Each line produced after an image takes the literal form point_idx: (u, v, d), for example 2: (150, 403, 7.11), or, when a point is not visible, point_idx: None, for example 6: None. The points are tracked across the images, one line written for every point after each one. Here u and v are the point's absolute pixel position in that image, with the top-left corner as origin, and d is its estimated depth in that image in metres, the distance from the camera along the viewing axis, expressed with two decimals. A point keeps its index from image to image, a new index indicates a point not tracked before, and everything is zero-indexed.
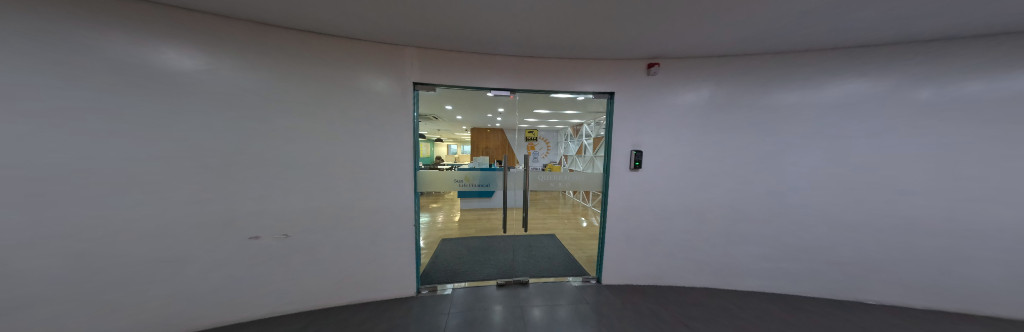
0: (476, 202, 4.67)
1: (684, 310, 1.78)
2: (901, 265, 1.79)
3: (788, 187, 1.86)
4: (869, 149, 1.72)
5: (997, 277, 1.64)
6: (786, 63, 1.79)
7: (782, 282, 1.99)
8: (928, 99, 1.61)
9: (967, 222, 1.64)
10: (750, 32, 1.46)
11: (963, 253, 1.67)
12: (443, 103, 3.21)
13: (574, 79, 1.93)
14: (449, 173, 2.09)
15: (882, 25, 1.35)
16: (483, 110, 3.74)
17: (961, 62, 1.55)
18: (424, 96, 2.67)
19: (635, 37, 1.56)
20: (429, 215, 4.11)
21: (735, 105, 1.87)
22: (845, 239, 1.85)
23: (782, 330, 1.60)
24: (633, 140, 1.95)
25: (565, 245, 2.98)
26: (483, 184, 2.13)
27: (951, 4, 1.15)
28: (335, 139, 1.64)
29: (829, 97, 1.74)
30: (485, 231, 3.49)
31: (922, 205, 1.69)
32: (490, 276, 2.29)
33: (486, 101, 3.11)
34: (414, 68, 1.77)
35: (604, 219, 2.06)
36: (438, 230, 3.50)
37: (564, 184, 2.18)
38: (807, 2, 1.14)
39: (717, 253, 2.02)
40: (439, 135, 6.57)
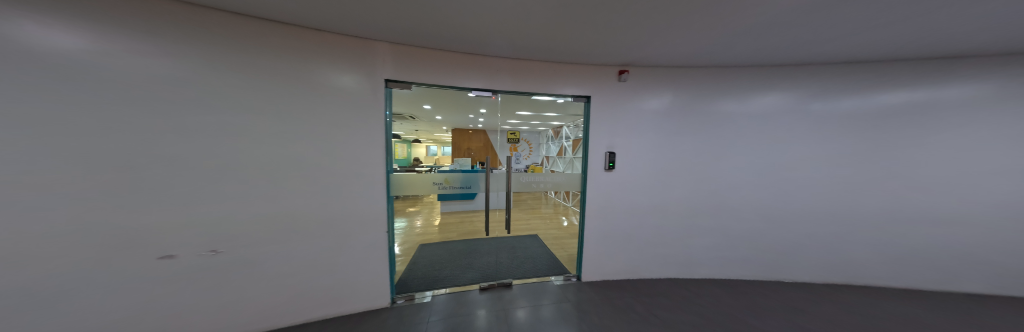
0: (457, 204, 4.55)
1: (655, 300, 1.93)
2: (820, 248, 2.15)
3: (738, 184, 2.12)
4: (798, 151, 2.04)
5: (880, 253, 2.07)
6: (734, 75, 2.04)
7: (735, 269, 2.25)
8: (834, 110, 1.97)
9: (862, 210, 2.03)
10: (703, 46, 1.65)
11: (860, 236, 2.07)
12: (422, 102, 3.07)
13: (555, 83, 1.99)
14: (428, 175, 1.99)
15: (800, 46, 1.63)
16: (463, 110, 3.67)
17: (853, 81, 1.93)
18: (402, 95, 2.54)
19: (608, 45, 1.66)
20: (406, 220, 3.90)
21: (695, 111, 2.07)
22: (781, 228, 2.16)
23: (733, 311, 1.82)
24: (608, 142, 2.06)
25: (547, 245, 3.03)
26: (464, 186, 2.08)
27: (844, 33, 1.44)
28: (295, 138, 1.49)
29: (767, 105, 2.03)
30: (466, 234, 3.41)
31: (832, 198, 2.05)
32: (473, 280, 2.24)
33: (468, 102, 3.05)
34: (387, 64, 1.68)
35: (583, 218, 2.14)
36: (416, 235, 3.33)
37: (547, 185, 2.23)
38: (745, 23, 1.34)
39: (681, 244, 2.22)
40: (416, 135, 6.26)
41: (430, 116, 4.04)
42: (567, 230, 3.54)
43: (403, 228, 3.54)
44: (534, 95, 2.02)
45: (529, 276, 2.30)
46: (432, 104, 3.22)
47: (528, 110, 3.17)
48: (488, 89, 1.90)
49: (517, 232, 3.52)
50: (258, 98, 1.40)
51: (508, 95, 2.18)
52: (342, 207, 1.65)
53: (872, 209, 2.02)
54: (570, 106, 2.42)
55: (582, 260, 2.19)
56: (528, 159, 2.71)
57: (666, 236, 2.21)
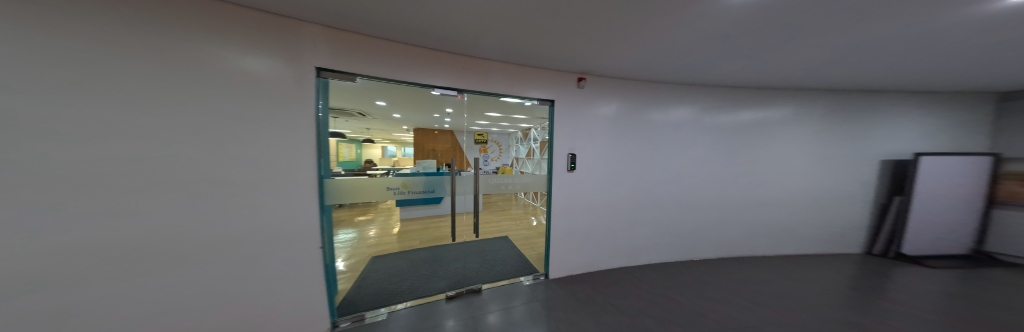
0: (420, 210, 4.23)
1: (611, 289, 2.14)
2: (725, 230, 2.74)
3: (671, 181, 2.53)
4: (709, 154, 2.56)
5: (757, 230, 2.77)
6: (665, 89, 2.44)
7: (670, 253, 2.68)
8: (728, 123, 2.57)
9: (746, 198, 2.70)
10: (640, 62, 1.93)
11: (747, 218, 2.75)
12: (376, 98, 2.76)
13: (522, 86, 2.05)
14: (382, 179, 1.83)
15: (707, 68, 2.04)
16: (426, 109, 3.44)
17: (738, 101, 2.56)
18: (354, 87, 2.24)
19: (567, 53, 1.79)
20: (356, 230, 3.42)
21: (639, 118, 2.40)
22: (701, 216, 2.66)
23: (669, 288, 2.16)
24: (570, 144, 2.21)
25: (517, 245, 3.05)
26: (427, 191, 1.99)
27: (734, 59, 1.86)
28: (174, 138, 1.16)
29: (689, 115, 2.49)
30: (431, 241, 3.19)
31: (730, 190, 2.65)
32: (439, 289, 2.11)
33: (432, 100, 2.88)
34: (322, 50, 1.46)
35: (549, 217, 2.24)
36: (367, 247, 2.95)
37: (515, 186, 2.28)
38: (668, 45, 1.63)
39: (629, 234, 2.53)
40: (370, 135, 5.61)
41: (387, 113, 3.68)
42: (536, 229, 3.60)
43: (353, 239, 3.10)
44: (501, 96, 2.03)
45: (498, 278, 2.28)
46: (389, 101, 2.94)
47: (495, 112, 3.16)
48: (453, 88, 1.84)
49: (486, 235, 3.45)
50: (100, 81, 1.03)
51: (476, 95, 2.14)
52: (269, 218, 1.38)
53: (752, 196, 2.71)
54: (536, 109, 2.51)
55: (550, 257, 2.28)
56: (496, 161, 2.70)
57: (618, 228, 2.48)
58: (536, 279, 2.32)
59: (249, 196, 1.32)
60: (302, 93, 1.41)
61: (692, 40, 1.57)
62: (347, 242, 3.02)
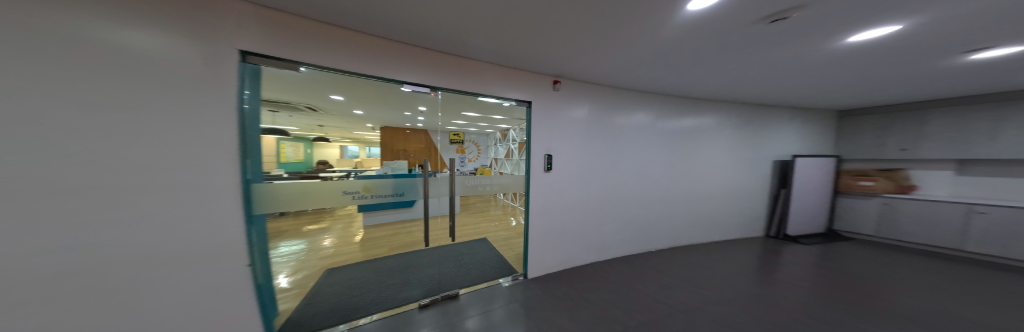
0: (389, 214, 3.96)
1: (586, 284, 2.25)
2: (678, 222, 3.09)
3: (636, 179, 2.76)
4: (665, 154, 2.86)
5: (699, 220, 3.21)
6: (629, 95, 2.66)
7: (636, 246, 2.91)
8: (680, 127, 2.92)
9: (692, 193, 3.10)
10: (607, 69, 2.07)
11: (694, 210, 3.15)
12: (328, 91, 2.49)
13: (498, 87, 2.05)
14: (338, 183, 1.70)
15: (666, 78, 2.27)
16: (397, 106, 3.25)
17: (684, 108, 2.93)
18: (314, 79, 2.00)
19: (543, 56, 1.84)
20: (308, 241, 3.05)
21: (609, 121, 2.57)
22: (660, 210, 2.96)
23: (635, 278, 2.35)
24: (547, 146, 2.27)
25: (497, 247, 3.03)
26: (396, 194, 1.93)
27: (686, 72, 2.11)
28: (37, 132, 0.90)
29: (646, 119, 2.76)
30: (402, 248, 3.00)
31: (681, 186, 3.02)
32: (412, 297, 2.00)
33: (406, 98, 2.72)
34: (252, 33, 1.27)
35: (528, 217, 2.26)
36: (320, 259, 2.64)
37: (495, 187, 2.27)
38: (632, 55, 1.78)
39: (600, 230, 2.68)
40: (329, 134, 5.07)
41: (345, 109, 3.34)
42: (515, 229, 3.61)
43: (309, 250, 2.79)
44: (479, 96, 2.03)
45: (478, 281, 2.24)
46: (347, 96, 2.69)
47: (474, 112, 3.11)
48: (425, 85, 1.78)
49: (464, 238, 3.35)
50: None
51: (450, 93, 2.09)
52: (175, 230, 1.14)
53: (697, 191, 3.12)
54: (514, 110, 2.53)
55: (529, 257, 2.32)
56: (475, 162, 2.66)
57: (590, 225, 2.61)
58: (515, 280, 2.33)
59: (146, 204, 1.09)
60: (217, 82, 1.19)
61: (656, 52, 1.73)
62: (301, 253, 2.71)
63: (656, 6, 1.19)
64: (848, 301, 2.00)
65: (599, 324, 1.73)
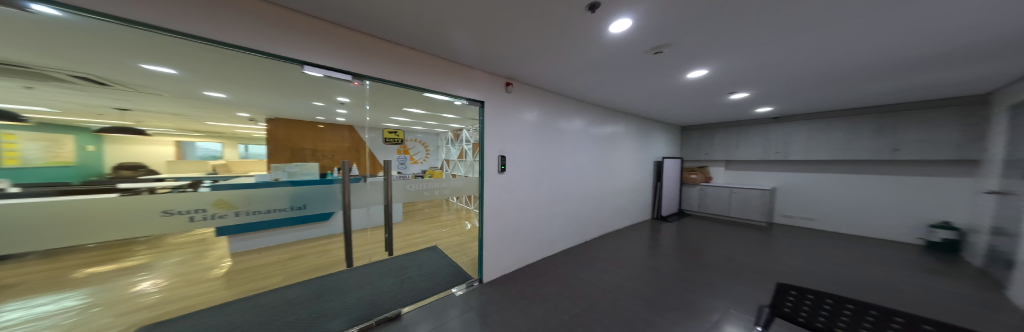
0: (279, 235, 3.06)
1: (537, 278, 2.42)
2: (604, 213, 3.74)
3: (574, 177, 3.15)
4: (594, 156, 3.42)
5: (616, 210, 3.96)
6: (568, 103, 3.04)
7: (576, 237, 3.33)
8: (604, 133, 3.57)
9: (612, 188, 3.80)
10: (552, 76, 2.30)
11: (613, 202, 3.88)
12: (158, 58, 1.64)
13: (445, 85, 1.98)
14: (180, 197, 1.25)
15: (595, 90, 2.73)
16: (308, 93, 2.59)
17: (606, 118, 3.58)
18: (156, 41, 1.35)
19: (495, 57, 1.89)
20: (98, 288, 1.95)
21: (554, 125, 2.85)
22: (592, 203, 3.49)
23: (577, 266, 2.70)
24: (500, 147, 2.31)
25: (449, 254, 2.83)
26: (297, 206, 1.70)
27: (609, 87, 2.60)
28: None
29: (582, 125, 3.23)
30: (315, 270, 2.43)
31: (606, 182, 3.66)
32: (341, 328, 1.66)
33: (322, 83, 2.14)
34: None
35: (482, 219, 2.25)
36: (120, 312, 1.72)
37: (447, 193, 2.24)
38: (572, 67, 2.06)
39: (548, 226, 2.91)
40: None
41: (197, 89, 2.30)
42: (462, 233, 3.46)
43: (96, 305, 1.77)
44: (424, 92, 1.96)
45: (426, 294, 2.06)
46: (178, 69, 1.82)
47: (420, 109, 2.70)
48: (346, 71, 1.53)
49: (407, 250, 2.99)
50: None
51: (388, 86, 1.86)
52: None
53: (615, 185, 3.86)
54: (466, 111, 2.38)
55: (484, 260, 2.31)
56: (422, 165, 2.38)
57: (539, 221, 2.80)
58: (470, 286, 2.28)
59: None
60: None
61: (592, 67, 2.06)
62: (61, 316, 1.64)
63: (587, 25, 1.38)
64: (700, 257, 2.92)
65: (548, 315, 1.85)
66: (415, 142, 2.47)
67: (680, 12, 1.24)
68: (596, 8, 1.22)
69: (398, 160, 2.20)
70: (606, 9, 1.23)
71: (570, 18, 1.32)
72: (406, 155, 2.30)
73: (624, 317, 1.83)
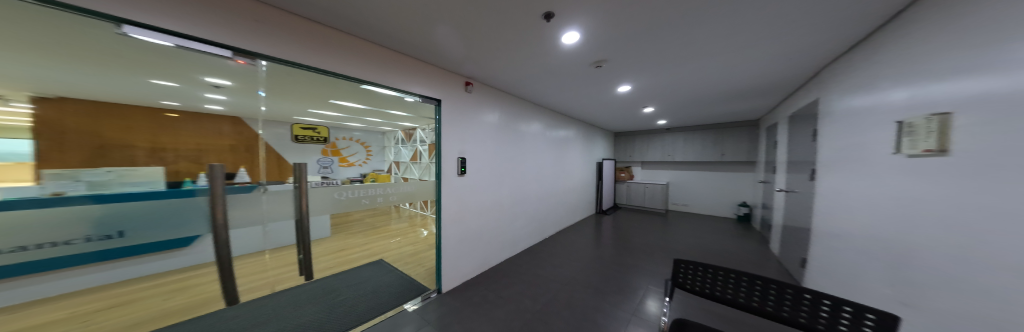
0: (91, 274, 1.95)
1: (500, 280, 2.49)
2: (559, 211, 4.13)
3: (532, 178, 3.36)
4: (549, 159, 3.74)
5: (568, 207, 4.43)
6: (527, 108, 3.24)
7: (536, 235, 3.57)
8: (558, 138, 3.97)
9: (564, 187, 4.24)
10: (508, 79, 2.42)
11: (566, 200, 4.33)
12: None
13: (387, 78, 1.79)
14: None
15: (546, 96, 3.04)
16: (154, 68, 1.80)
17: (559, 125, 3.99)
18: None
19: (453, 55, 1.88)
20: None
21: (514, 129, 3.00)
22: (548, 202, 3.81)
23: (535, 262, 2.92)
24: (460, 149, 2.28)
25: (399, 267, 2.67)
26: (102, 235, 1.26)
27: (558, 94, 2.94)
28: None
29: (540, 128, 3.53)
30: (169, 316, 1.74)
31: (559, 182, 4.05)
32: None
33: (176, 57, 1.52)
34: None
35: (439, 224, 2.17)
36: None
37: (387, 200, 2.00)
38: (525, 73, 2.24)
39: (511, 226, 3.05)
40: None
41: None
42: (413, 242, 3.29)
43: None
44: (361, 84, 1.73)
45: (369, 316, 1.83)
46: None
47: (355, 103, 2.23)
48: (216, 43, 1.12)
49: (341, 268, 2.59)
50: None
51: (308, 72, 1.52)
52: None
53: (567, 184, 4.31)
54: (423, 109, 2.22)
55: (441, 268, 2.22)
56: (359, 168, 2.24)
57: (501, 222, 2.89)
58: (427, 298, 2.15)
59: None
60: None
61: (544, 76, 2.29)
62: None
63: (542, 33, 1.50)
64: (629, 241, 3.63)
65: (512, 315, 1.91)
66: (347, 144, 2.21)
67: (606, 39, 1.57)
68: (550, 18, 1.34)
69: (320, 161, 1.87)
70: (559, 20, 1.36)
71: (527, 24, 1.41)
72: (337, 156, 2.05)
73: (577, 306, 2.04)
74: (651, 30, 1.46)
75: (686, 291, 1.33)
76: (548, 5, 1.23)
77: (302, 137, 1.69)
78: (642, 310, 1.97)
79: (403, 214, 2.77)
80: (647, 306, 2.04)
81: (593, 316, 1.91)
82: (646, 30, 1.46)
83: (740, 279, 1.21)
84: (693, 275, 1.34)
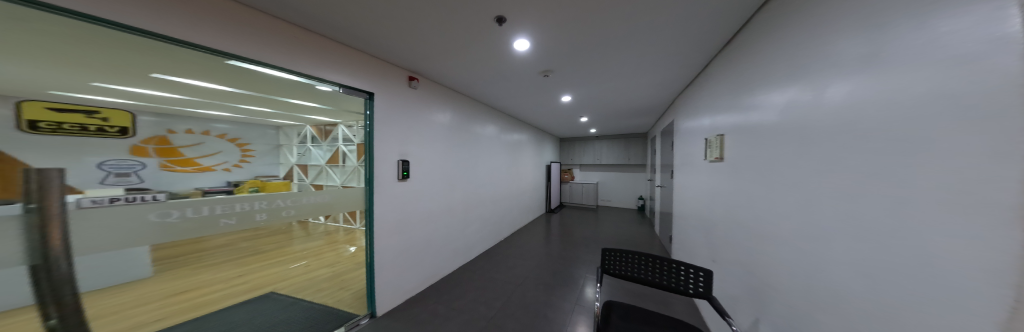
0: None
1: (449, 290, 2.33)
2: (513, 213, 4.22)
3: (484, 181, 3.32)
4: (502, 162, 3.79)
5: (522, 209, 4.58)
6: (479, 110, 3.21)
7: (491, 239, 3.53)
8: (511, 141, 4.09)
9: (518, 189, 4.38)
10: (457, 79, 2.34)
11: (520, 202, 4.47)
12: None
13: (285, 59, 1.43)
14: None
15: (497, 100, 3.10)
16: None
17: (513, 129, 4.12)
18: None
19: (387, 44, 1.67)
20: None
21: (464, 130, 2.90)
22: (502, 204, 3.84)
23: (486, 266, 2.88)
24: (399, 150, 2.04)
25: (309, 296, 2.12)
26: None
27: (508, 99, 3.05)
28: None
29: (494, 131, 3.57)
30: None
31: (512, 184, 4.16)
32: None
33: None
34: None
35: (371, 239, 1.85)
36: None
37: (273, 218, 1.49)
38: (473, 75, 2.23)
39: (464, 232, 2.94)
40: None
41: None
42: (337, 263, 2.70)
43: None
44: (228, 59, 1.30)
45: None
46: None
47: (212, 82, 1.42)
48: None
49: (185, 316, 1.80)
50: None
51: (94, 24, 0.97)
52: None
53: (520, 186, 4.47)
54: (347, 101, 1.84)
55: (376, 290, 1.90)
56: (223, 174, 1.56)
57: (453, 229, 2.74)
58: (357, 327, 1.79)
59: None
60: None
61: (493, 80, 2.33)
62: None
63: (493, 36, 1.52)
64: (572, 235, 4.06)
65: (466, 326, 1.82)
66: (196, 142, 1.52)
67: (542, 54, 1.76)
68: (502, 22, 1.37)
69: (106, 166, 1.19)
70: (512, 25, 1.41)
71: (478, 25, 1.40)
72: (157, 158, 1.33)
73: (529, 303, 2.12)
74: (576, 51, 1.72)
75: (611, 275, 1.58)
76: (500, 9, 1.26)
77: (37, 124, 1.02)
78: (583, 298, 2.20)
79: (319, 230, 2.21)
80: (586, 293, 2.31)
81: (543, 311, 2.02)
82: (580, 49, 1.69)
83: (638, 258, 1.54)
84: (616, 261, 1.61)
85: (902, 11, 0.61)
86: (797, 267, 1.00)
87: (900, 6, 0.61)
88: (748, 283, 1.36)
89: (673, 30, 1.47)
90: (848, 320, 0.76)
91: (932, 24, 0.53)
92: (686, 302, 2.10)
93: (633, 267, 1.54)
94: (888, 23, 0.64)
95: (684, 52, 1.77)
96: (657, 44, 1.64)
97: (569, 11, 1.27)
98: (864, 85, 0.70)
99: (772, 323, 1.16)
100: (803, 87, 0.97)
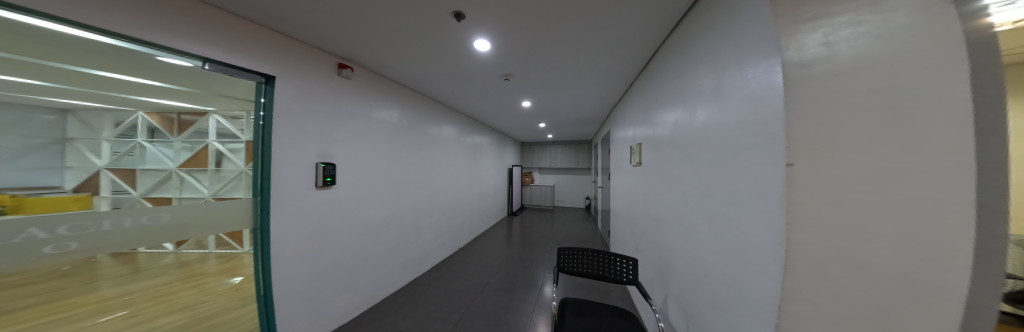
0: None
1: (394, 310, 2.06)
2: (474, 218, 4.06)
3: (440, 185, 3.10)
4: (460, 164, 3.61)
5: (484, 213, 4.45)
6: (436, 109, 3.01)
7: (449, 247, 3.29)
8: (471, 142, 3.93)
9: (479, 192, 4.25)
10: (407, 73, 2.12)
11: (481, 206, 4.33)
12: None
13: (106, 19, 0.99)
14: None
15: (453, 100, 2.95)
16: None
17: (473, 130, 3.99)
18: None
19: (305, 22, 1.39)
20: None
21: (415, 130, 2.65)
22: (461, 209, 3.64)
23: (438, 277, 2.67)
24: (320, 150, 1.70)
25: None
26: None
27: (466, 100, 2.94)
28: None
29: (452, 133, 3.39)
30: None
31: (473, 188, 4.01)
32: None
33: None
34: None
35: (267, 263, 1.44)
36: None
37: (18, 261, 0.91)
38: (424, 71, 2.06)
39: (416, 243, 2.65)
40: None
41: None
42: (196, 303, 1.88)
43: None
44: None
45: None
46: None
47: None
48: None
49: None
50: None
51: None
52: None
53: (481, 190, 4.32)
54: (226, 84, 1.41)
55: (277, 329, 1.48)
56: None
57: (401, 240, 2.44)
58: None
59: None
60: None
61: (447, 78, 2.22)
62: None
63: (449, 33, 1.45)
64: (529, 237, 4.16)
65: None
66: None
67: (492, 58, 1.77)
68: (460, 18, 1.31)
69: None
70: (471, 24, 1.36)
71: (430, 18, 1.31)
72: None
73: (490, 311, 2.05)
74: (526, 61, 1.81)
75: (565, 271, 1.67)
76: (456, 4, 1.20)
77: None
78: (542, 298, 2.25)
79: (152, 273, 1.49)
80: (544, 292, 2.37)
81: (504, 318, 1.97)
82: (530, 59, 1.78)
83: (588, 253, 1.67)
84: (570, 258, 1.70)
85: (745, 60, 0.85)
86: (685, 247, 1.27)
87: (743, 57, 0.85)
88: (657, 265, 1.66)
89: (611, 53, 1.71)
90: (719, 282, 1.00)
91: (762, 71, 0.75)
92: (621, 289, 2.40)
93: (583, 263, 1.66)
94: (738, 68, 0.88)
95: (615, 73, 2.07)
96: (598, 64, 1.88)
97: (526, 20, 1.32)
98: (727, 110, 0.94)
99: (674, 297, 1.42)
100: (687, 110, 1.26)
